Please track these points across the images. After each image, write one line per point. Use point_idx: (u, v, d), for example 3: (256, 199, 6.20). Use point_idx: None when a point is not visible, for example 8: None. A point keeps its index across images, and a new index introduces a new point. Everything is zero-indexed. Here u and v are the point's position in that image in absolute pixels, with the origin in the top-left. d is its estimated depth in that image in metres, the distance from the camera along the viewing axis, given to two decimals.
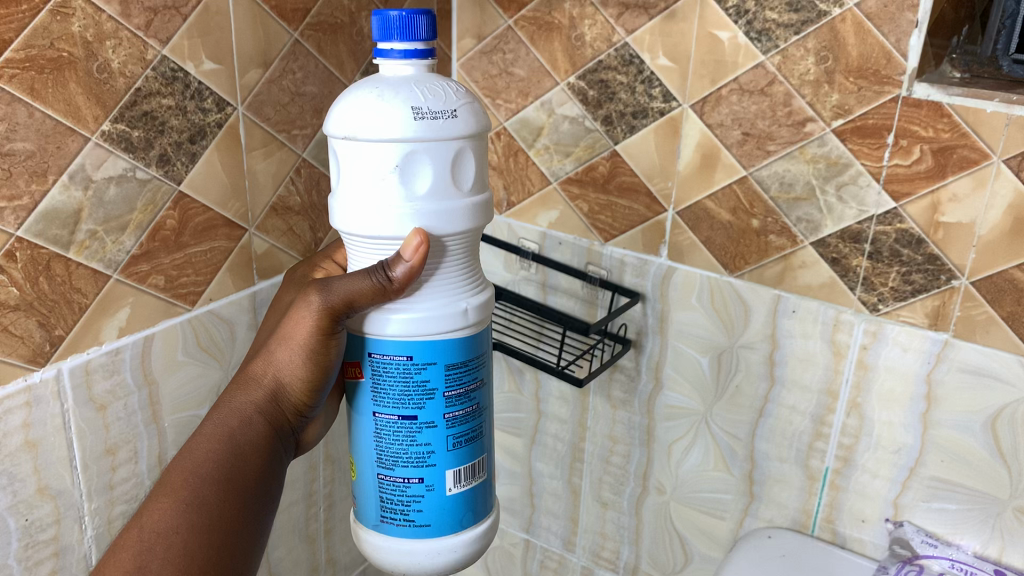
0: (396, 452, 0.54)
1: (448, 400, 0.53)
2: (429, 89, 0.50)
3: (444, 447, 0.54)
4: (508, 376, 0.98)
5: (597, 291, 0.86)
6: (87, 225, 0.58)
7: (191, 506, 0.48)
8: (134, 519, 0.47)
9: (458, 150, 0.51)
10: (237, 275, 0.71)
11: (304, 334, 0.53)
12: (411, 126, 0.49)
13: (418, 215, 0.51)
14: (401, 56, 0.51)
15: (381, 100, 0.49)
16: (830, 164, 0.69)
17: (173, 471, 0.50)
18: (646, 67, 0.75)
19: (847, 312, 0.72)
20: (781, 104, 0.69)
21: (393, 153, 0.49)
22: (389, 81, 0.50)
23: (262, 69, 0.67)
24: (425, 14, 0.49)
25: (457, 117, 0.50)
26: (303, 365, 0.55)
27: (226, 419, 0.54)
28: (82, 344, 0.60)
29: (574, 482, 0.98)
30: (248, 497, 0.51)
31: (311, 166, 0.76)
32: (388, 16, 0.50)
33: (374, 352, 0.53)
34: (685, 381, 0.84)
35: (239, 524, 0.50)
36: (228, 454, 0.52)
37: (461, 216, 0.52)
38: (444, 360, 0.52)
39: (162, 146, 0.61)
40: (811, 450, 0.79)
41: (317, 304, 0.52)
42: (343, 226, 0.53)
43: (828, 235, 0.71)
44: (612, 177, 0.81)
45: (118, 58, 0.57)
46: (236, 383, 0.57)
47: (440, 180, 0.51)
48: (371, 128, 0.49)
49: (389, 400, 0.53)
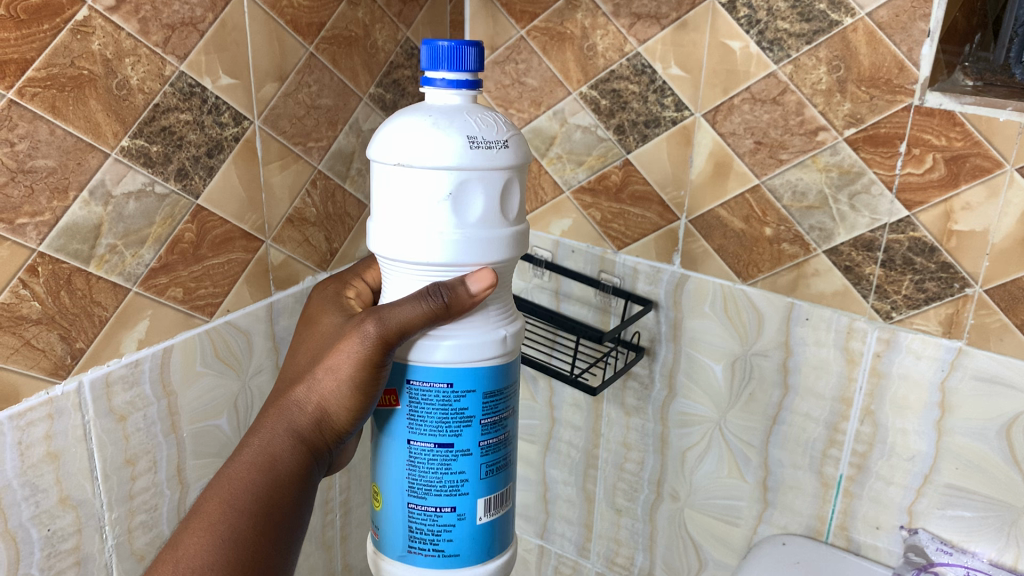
0: (430, 480, 0.55)
1: (482, 429, 0.55)
2: (480, 120, 0.52)
3: (477, 476, 0.56)
4: (522, 383, 0.98)
5: (610, 299, 0.86)
6: (107, 239, 0.59)
7: (227, 540, 0.50)
8: (170, 551, 0.49)
9: (509, 179, 0.53)
10: (254, 286, 0.72)
11: (354, 364, 0.54)
12: (472, 157, 0.50)
13: (472, 241, 0.52)
14: (446, 85, 0.52)
15: (439, 128, 0.50)
16: (843, 173, 0.69)
17: (210, 501, 0.51)
18: (658, 77, 0.76)
19: (860, 320, 0.73)
20: (793, 113, 0.70)
21: (452, 182, 0.51)
22: (442, 110, 0.52)
23: (279, 83, 0.68)
24: (474, 44, 0.51)
25: (509, 146, 0.52)
26: (349, 395, 0.55)
27: (266, 448, 0.55)
28: (102, 357, 0.61)
29: (588, 489, 0.98)
30: (284, 531, 0.53)
31: (327, 177, 0.76)
32: (439, 45, 0.51)
33: (413, 379, 0.54)
34: (698, 388, 0.84)
35: (274, 555, 0.52)
36: (265, 482, 0.53)
37: (509, 240, 0.54)
38: (481, 388, 0.54)
39: (180, 160, 0.62)
40: (825, 457, 0.79)
41: (370, 335, 0.53)
42: (390, 253, 0.54)
43: (841, 243, 0.71)
44: (625, 186, 0.82)
45: (137, 75, 0.57)
46: (275, 410, 0.56)
47: (491, 207, 0.52)
48: (432, 155, 0.50)
49: (427, 428, 0.54)
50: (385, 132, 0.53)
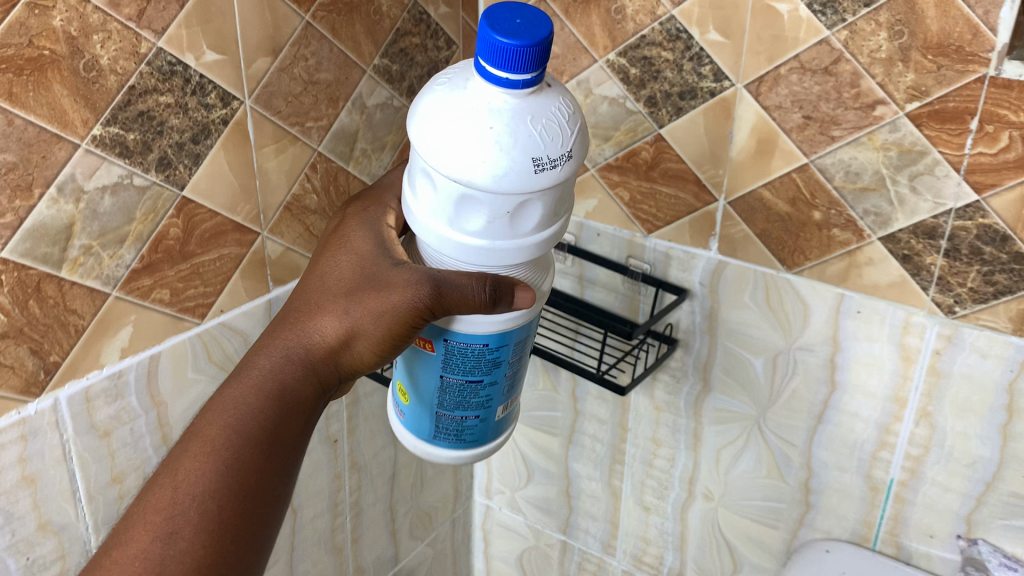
0: (458, 404, 0.56)
1: (509, 367, 0.56)
2: (544, 130, 0.46)
3: (501, 392, 0.57)
4: (542, 373, 0.89)
5: (639, 287, 0.80)
6: (81, 240, 0.52)
7: (230, 468, 0.49)
8: (169, 473, 0.48)
9: (567, 182, 0.49)
10: (250, 281, 0.66)
11: (396, 316, 0.52)
12: (535, 181, 0.46)
13: (521, 250, 0.49)
14: (502, 84, 0.46)
15: (502, 146, 0.45)
16: (903, 152, 0.62)
17: (214, 423, 0.50)
18: (695, 43, 0.68)
19: (918, 314, 0.66)
20: (847, 84, 0.62)
21: (509, 202, 0.47)
22: (503, 116, 0.46)
23: (272, 57, 0.60)
24: (538, 45, 0.44)
25: (572, 155, 0.47)
26: (383, 339, 0.53)
27: (280, 372, 0.53)
28: (81, 369, 0.55)
29: (614, 485, 0.90)
30: (287, 460, 0.52)
31: (328, 159, 0.69)
32: (500, 42, 0.44)
33: (450, 338, 0.53)
34: (735, 383, 0.77)
35: (276, 486, 0.51)
36: (273, 411, 0.52)
37: (557, 236, 0.51)
38: (514, 337, 0.54)
39: (161, 149, 0.55)
40: (875, 460, 0.73)
41: (423, 301, 0.50)
42: (437, 247, 0.50)
43: (898, 230, 0.65)
44: (656, 163, 0.74)
45: (107, 54, 0.50)
46: (293, 333, 0.55)
47: (545, 215, 0.49)
48: (493, 178, 0.45)
49: (459, 370, 0.54)
50: (436, 122, 0.47)
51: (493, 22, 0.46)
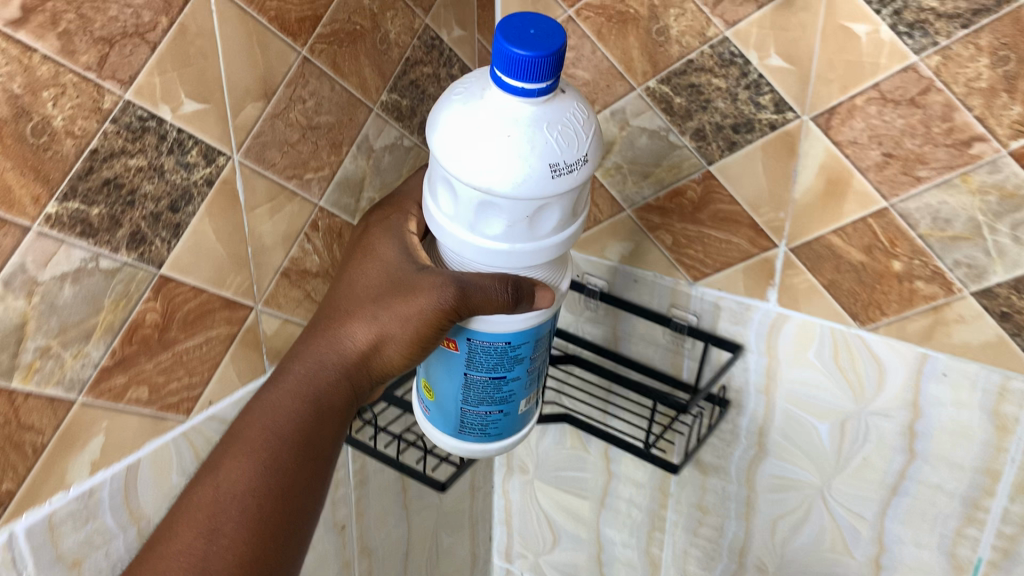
0: (481, 405, 0.52)
1: (533, 361, 0.51)
2: (561, 134, 0.41)
3: (525, 389, 0.52)
4: (570, 432, 0.80)
5: (683, 340, 0.71)
6: (36, 341, 0.42)
7: (270, 468, 0.47)
8: (210, 473, 0.47)
9: (586, 182, 0.44)
10: (243, 363, 0.56)
11: (423, 321, 0.48)
12: (553, 187, 0.41)
13: (540, 253, 0.45)
14: (515, 91, 0.41)
15: (517, 153, 0.41)
16: (1004, 196, 0.53)
17: (252, 425, 0.48)
18: (752, 69, 0.58)
19: (1016, 379, 0.57)
20: (938, 118, 0.53)
21: (527, 209, 0.42)
22: (518, 119, 0.41)
23: (262, 101, 0.50)
24: (555, 56, 0.40)
25: (590, 157, 0.43)
26: (412, 345, 0.49)
27: (314, 376, 0.51)
28: (42, 494, 0.46)
29: (652, 552, 0.82)
30: (327, 462, 0.50)
31: (331, 215, 0.59)
32: (512, 52, 0.40)
33: (473, 335, 0.48)
34: (796, 449, 0.69)
35: (318, 485, 0.49)
36: (309, 414, 0.50)
37: (577, 235, 0.47)
38: (539, 329, 0.49)
39: (133, 222, 0.45)
40: (959, 536, 0.64)
41: (447, 302, 0.46)
42: (452, 248, 0.46)
43: (996, 283, 0.55)
44: (705, 203, 0.65)
45: (62, 112, 0.40)
46: (320, 337, 0.52)
47: (564, 216, 0.45)
48: (509, 185, 0.41)
49: (481, 368, 0.50)
50: (450, 125, 0.43)
51: (506, 30, 0.41)
